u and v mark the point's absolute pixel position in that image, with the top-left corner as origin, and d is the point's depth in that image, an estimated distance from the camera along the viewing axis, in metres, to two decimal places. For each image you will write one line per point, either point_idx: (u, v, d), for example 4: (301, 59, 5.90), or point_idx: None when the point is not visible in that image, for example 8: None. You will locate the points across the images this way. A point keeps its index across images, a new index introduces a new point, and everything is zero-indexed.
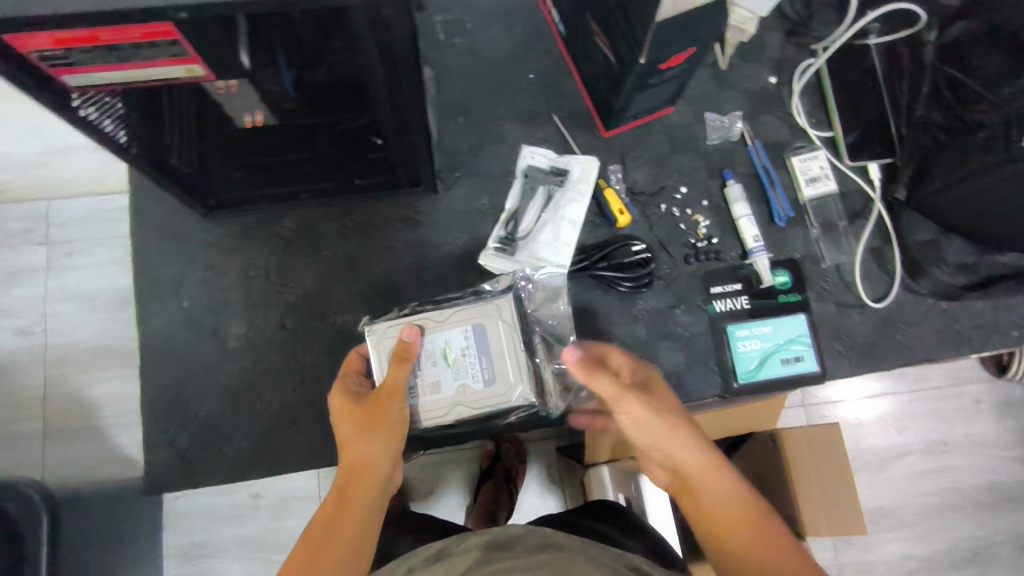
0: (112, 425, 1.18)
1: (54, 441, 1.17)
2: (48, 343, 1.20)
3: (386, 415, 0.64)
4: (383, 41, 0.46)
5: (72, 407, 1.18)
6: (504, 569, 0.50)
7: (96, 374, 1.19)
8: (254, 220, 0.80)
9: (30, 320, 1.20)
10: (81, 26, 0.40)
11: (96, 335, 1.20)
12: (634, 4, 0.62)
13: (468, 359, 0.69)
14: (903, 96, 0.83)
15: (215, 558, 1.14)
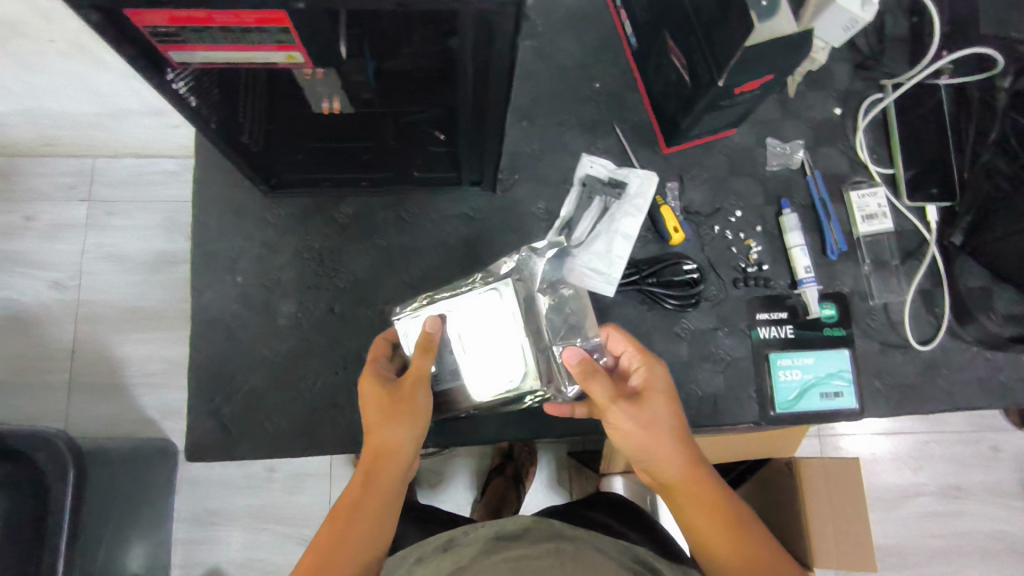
0: (136, 385, 1.20)
1: (77, 394, 1.18)
2: (82, 298, 1.22)
3: (411, 403, 0.62)
4: (485, 46, 0.47)
5: (98, 363, 1.20)
6: (512, 558, 0.50)
7: (125, 334, 1.21)
8: (314, 202, 0.81)
9: (67, 274, 1.22)
10: (201, 7, 0.41)
11: (129, 295, 1.22)
12: (720, 27, 0.62)
13: (477, 345, 0.67)
14: (968, 140, 0.84)
15: (224, 526, 1.15)
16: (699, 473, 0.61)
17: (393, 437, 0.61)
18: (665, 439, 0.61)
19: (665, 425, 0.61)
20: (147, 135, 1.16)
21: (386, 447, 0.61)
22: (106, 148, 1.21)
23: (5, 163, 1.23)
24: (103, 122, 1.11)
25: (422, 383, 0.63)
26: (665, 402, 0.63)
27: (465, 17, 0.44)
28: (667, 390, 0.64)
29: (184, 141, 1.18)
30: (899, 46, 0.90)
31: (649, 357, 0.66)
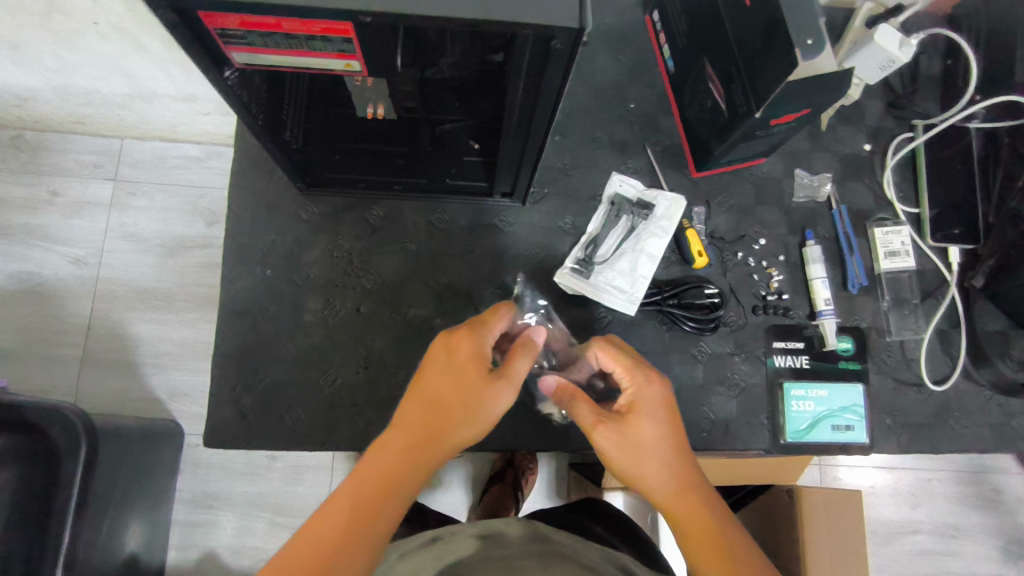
0: (148, 365, 1.21)
1: (89, 371, 1.20)
2: (101, 276, 1.24)
3: (489, 411, 0.55)
4: (538, 71, 0.49)
5: (112, 341, 1.22)
6: (498, 558, 0.53)
7: (139, 314, 1.23)
8: (347, 202, 0.83)
9: (88, 251, 1.24)
10: (273, 15, 0.42)
11: (147, 276, 1.24)
12: (764, 61, 0.64)
13: None
14: (995, 184, 0.85)
15: (223, 511, 1.16)
16: (687, 494, 0.56)
17: (451, 442, 0.53)
18: (648, 462, 0.57)
19: (649, 446, 0.57)
20: (175, 119, 1.18)
21: (437, 441, 0.53)
22: (136, 129, 1.23)
23: (36, 138, 1.25)
24: (136, 103, 1.13)
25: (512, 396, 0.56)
26: (651, 420, 0.58)
27: (523, 43, 0.45)
28: (655, 404, 0.59)
29: (213, 127, 1.20)
30: (932, 87, 0.91)
31: (638, 374, 0.61)
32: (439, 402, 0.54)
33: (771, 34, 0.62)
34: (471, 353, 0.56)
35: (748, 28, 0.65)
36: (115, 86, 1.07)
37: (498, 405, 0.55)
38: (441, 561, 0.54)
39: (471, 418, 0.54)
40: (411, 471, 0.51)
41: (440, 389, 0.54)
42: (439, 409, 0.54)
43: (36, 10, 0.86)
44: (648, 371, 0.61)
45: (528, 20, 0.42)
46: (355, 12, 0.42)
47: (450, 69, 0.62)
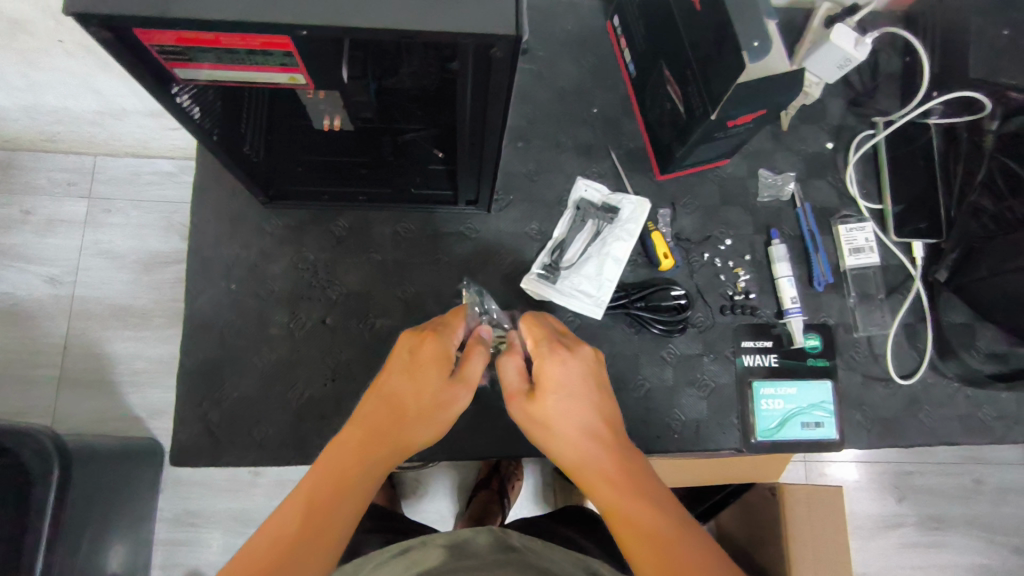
0: (125, 383, 1.20)
1: (67, 391, 1.19)
2: (76, 295, 1.22)
3: (446, 413, 0.57)
4: (485, 80, 0.49)
5: (89, 360, 1.20)
6: (459, 568, 0.52)
7: (115, 331, 1.22)
8: (311, 214, 0.82)
9: (62, 270, 1.23)
10: (209, 30, 0.42)
11: (122, 294, 1.23)
12: (716, 63, 0.64)
13: None
14: (955, 179, 0.86)
15: (204, 528, 1.15)
16: (597, 461, 0.56)
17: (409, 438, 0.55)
18: (557, 433, 0.58)
19: (554, 418, 0.58)
20: (145, 135, 1.17)
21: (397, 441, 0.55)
22: (107, 146, 1.22)
23: (6, 157, 1.24)
24: (105, 120, 1.12)
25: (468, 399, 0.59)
26: (557, 394, 0.59)
27: (465, 53, 0.46)
28: (558, 377, 0.60)
29: (183, 142, 1.19)
30: (891, 84, 0.92)
31: (540, 352, 0.62)
32: (401, 403, 0.56)
33: (721, 37, 0.63)
34: (435, 356, 0.58)
35: (701, 31, 0.66)
36: (83, 103, 1.06)
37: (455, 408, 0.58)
38: (407, 572, 0.54)
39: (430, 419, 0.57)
40: (368, 466, 0.53)
41: (400, 390, 0.57)
42: (399, 408, 0.56)
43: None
44: (556, 346, 0.62)
45: (465, 28, 0.42)
46: (289, 26, 0.42)
47: (408, 78, 0.62)
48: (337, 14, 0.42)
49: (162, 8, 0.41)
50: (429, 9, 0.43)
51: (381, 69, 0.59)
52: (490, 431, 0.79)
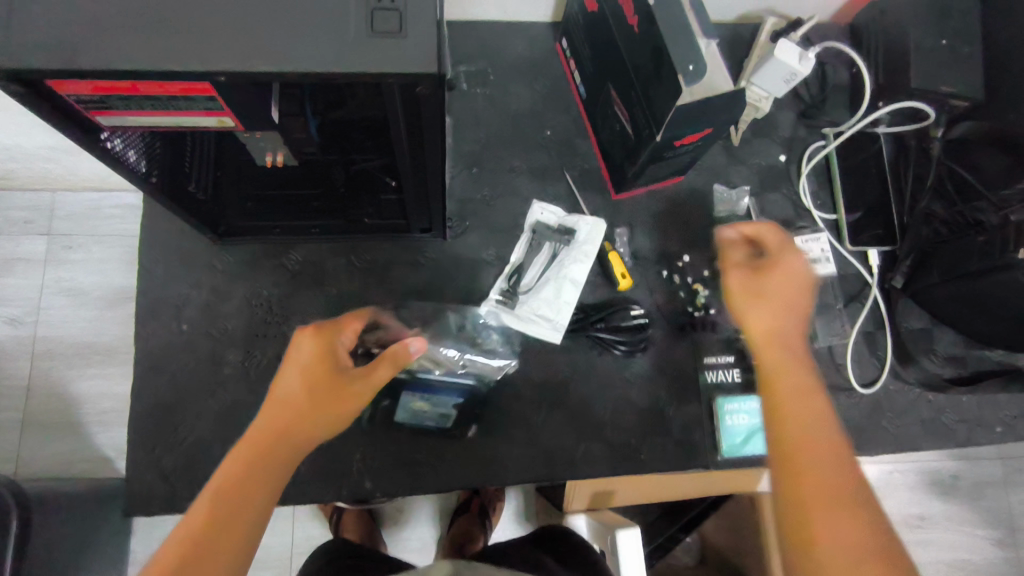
0: (93, 423, 1.18)
1: (33, 434, 1.17)
2: (38, 335, 1.20)
3: (347, 401, 0.57)
4: (415, 113, 0.48)
5: (55, 400, 1.18)
6: None
7: (81, 370, 1.19)
8: (262, 250, 0.81)
9: (23, 310, 1.20)
10: (123, 79, 0.41)
11: (87, 332, 1.20)
12: (656, 85, 0.64)
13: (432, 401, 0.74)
14: (908, 185, 0.88)
15: None
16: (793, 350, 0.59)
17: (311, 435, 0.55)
18: (782, 308, 0.62)
19: (791, 299, 0.62)
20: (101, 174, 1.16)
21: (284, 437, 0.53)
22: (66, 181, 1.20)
23: None
24: (60, 156, 1.10)
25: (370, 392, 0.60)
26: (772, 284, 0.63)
27: (390, 90, 0.45)
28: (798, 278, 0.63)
29: None
30: (840, 95, 0.93)
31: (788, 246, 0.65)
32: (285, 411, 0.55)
33: (658, 60, 0.63)
34: (318, 353, 0.59)
35: (640, 54, 0.66)
36: (35, 139, 1.04)
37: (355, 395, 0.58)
38: None
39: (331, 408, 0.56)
40: (272, 468, 0.51)
41: (293, 380, 0.57)
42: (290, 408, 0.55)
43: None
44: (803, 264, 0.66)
45: (388, 69, 0.42)
46: (205, 73, 0.41)
47: (353, 110, 0.61)
48: (252, 60, 0.41)
49: (72, 61, 0.40)
50: (348, 49, 0.42)
51: (325, 102, 0.58)
52: (453, 463, 0.77)
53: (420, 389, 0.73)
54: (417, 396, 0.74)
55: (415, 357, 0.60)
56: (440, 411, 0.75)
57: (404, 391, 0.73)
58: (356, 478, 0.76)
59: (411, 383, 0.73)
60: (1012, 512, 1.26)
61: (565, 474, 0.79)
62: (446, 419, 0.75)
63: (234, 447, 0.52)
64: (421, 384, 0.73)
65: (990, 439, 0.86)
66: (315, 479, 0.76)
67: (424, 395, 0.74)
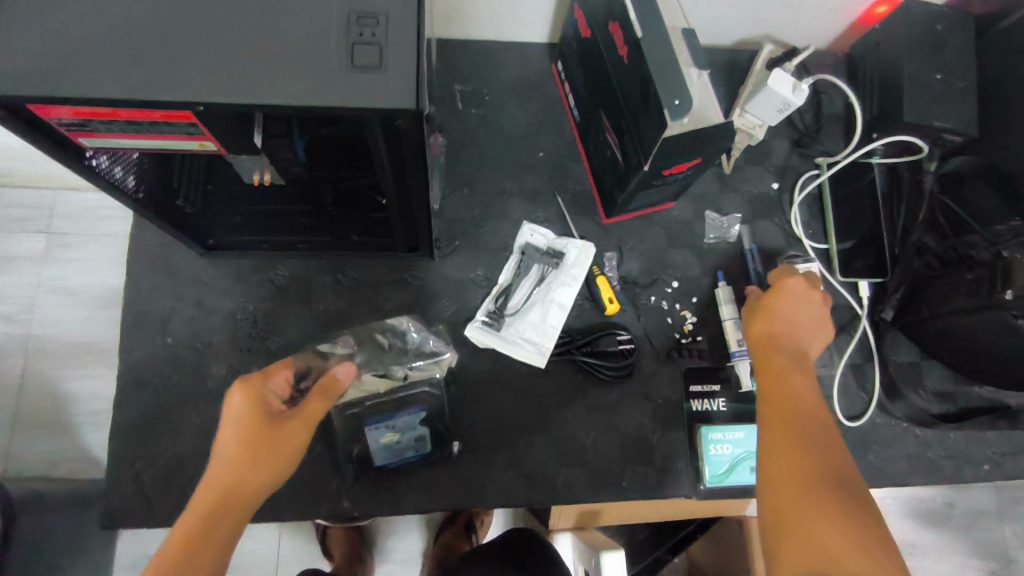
0: (83, 423, 1.18)
1: (21, 434, 1.17)
2: (31, 334, 1.20)
3: (282, 453, 0.55)
4: (396, 144, 0.48)
5: (47, 397, 1.18)
6: None
7: (72, 370, 1.19)
8: (250, 264, 0.81)
9: (16, 308, 1.21)
10: (103, 105, 0.42)
11: (79, 332, 1.20)
12: (644, 116, 0.64)
13: (400, 433, 0.76)
14: (900, 216, 0.88)
15: None
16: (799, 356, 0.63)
17: (251, 491, 0.53)
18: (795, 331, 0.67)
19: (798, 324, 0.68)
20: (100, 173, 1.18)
21: (231, 495, 0.52)
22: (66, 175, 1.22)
23: None
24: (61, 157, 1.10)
25: (308, 433, 0.58)
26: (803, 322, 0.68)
27: (370, 122, 0.45)
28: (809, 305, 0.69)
29: None
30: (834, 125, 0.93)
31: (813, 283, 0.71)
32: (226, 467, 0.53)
33: (645, 92, 0.63)
34: (246, 407, 0.56)
35: (630, 84, 0.66)
36: None
37: (293, 443, 0.56)
38: None
39: (268, 459, 0.54)
40: (219, 525, 0.51)
41: (228, 437, 0.55)
42: (224, 470, 0.53)
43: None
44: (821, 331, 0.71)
45: (366, 103, 0.42)
46: (186, 102, 0.41)
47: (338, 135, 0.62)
48: (231, 90, 0.42)
49: (53, 87, 0.40)
50: (326, 81, 0.42)
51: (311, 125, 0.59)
52: (432, 485, 0.77)
53: (378, 421, 0.76)
54: (382, 430, 0.76)
55: (344, 382, 0.62)
56: (413, 435, 0.76)
57: (366, 429, 0.75)
58: (335, 497, 0.76)
59: (369, 419, 0.76)
60: (1002, 545, 1.25)
61: (546, 499, 0.78)
62: (423, 442, 0.76)
63: (183, 512, 0.51)
64: (378, 416, 0.76)
65: (977, 476, 0.86)
66: (295, 497, 0.75)
67: (387, 425, 0.76)
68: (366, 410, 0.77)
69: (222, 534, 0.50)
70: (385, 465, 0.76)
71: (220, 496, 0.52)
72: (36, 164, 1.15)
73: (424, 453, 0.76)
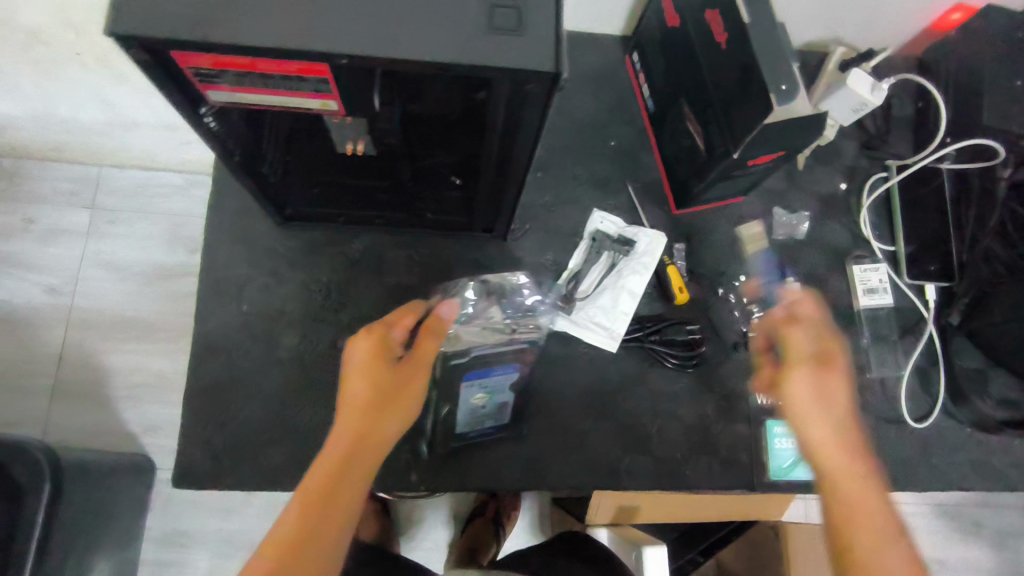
0: (122, 399, 1.29)
1: (59, 403, 1.27)
2: (74, 305, 1.31)
3: (402, 402, 0.60)
4: (516, 109, 0.49)
5: (83, 372, 1.29)
6: None
7: (113, 344, 1.31)
8: (324, 236, 0.81)
9: (62, 280, 1.32)
10: (245, 54, 0.42)
11: (120, 306, 1.32)
12: (738, 104, 0.64)
13: (489, 402, 0.73)
14: (968, 224, 0.85)
15: (190, 549, 1.26)
16: (843, 448, 0.60)
17: (380, 435, 0.59)
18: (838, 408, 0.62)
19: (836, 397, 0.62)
20: (159, 144, 1.24)
21: (364, 436, 0.58)
22: (127, 144, 1.26)
23: (13, 165, 1.33)
24: (114, 131, 1.21)
25: (423, 378, 0.62)
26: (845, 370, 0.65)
27: (501, 85, 0.46)
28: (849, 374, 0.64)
29: (188, 157, 1.30)
30: (905, 128, 0.92)
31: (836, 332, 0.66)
32: (359, 409, 0.59)
33: (747, 80, 0.62)
34: (371, 354, 0.61)
35: (725, 73, 0.66)
36: (92, 113, 1.14)
37: (411, 391, 0.61)
38: None
39: (393, 407, 0.60)
40: (355, 471, 0.57)
41: (358, 384, 0.60)
42: (354, 416, 0.59)
43: (9, 40, 0.91)
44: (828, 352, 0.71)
45: (503, 64, 0.42)
46: (328, 54, 0.42)
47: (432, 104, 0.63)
48: (372, 44, 0.42)
49: (202, 33, 0.41)
50: (465, 40, 0.43)
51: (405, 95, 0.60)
52: (497, 462, 0.77)
53: (474, 377, 0.70)
54: (475, 390, 0.71)
55: (448, 320, 0.64)
56: (498, 401, 0.74)
57: (461, 386, 0.70)
58: (402, 471, 0.76)
59: (466, 372, 0.69)
60: None
61: (609, 484, 0.78)
62: (502, 414, 0.76)
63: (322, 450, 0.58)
64: (477, 371, 0.69)
65: None
66: None
67: (480, 384, 0.71)
68: (472, 360, 0.69)
69: (359, 477, 0.57)
70: (466, 436, 0.76)
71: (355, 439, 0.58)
72: (83, 137, 1.23)
73: (502, 424, 0.77)
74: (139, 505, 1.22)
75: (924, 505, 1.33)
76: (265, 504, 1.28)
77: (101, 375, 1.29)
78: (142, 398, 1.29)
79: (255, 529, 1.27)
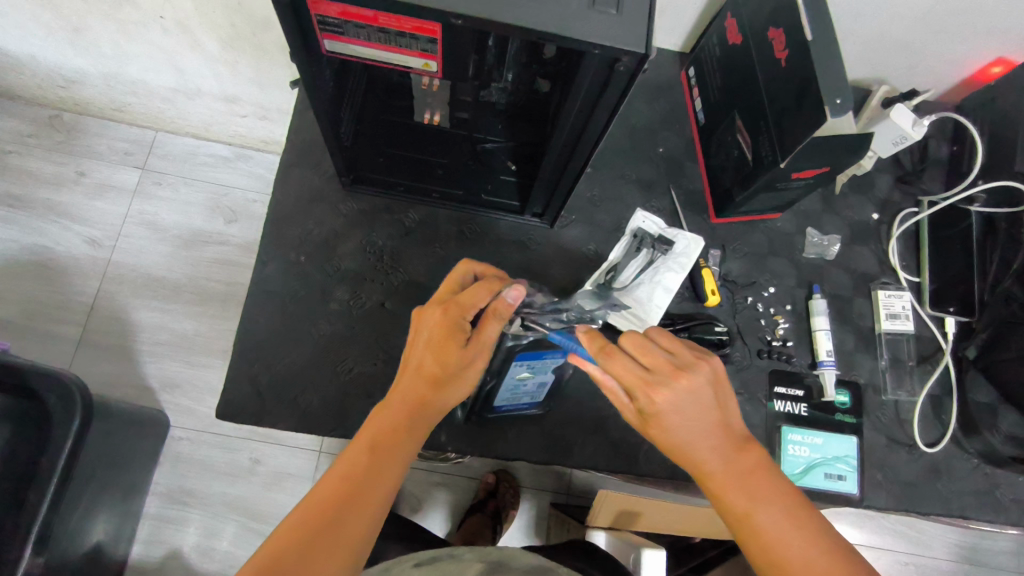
0: (145, 353, 1.32)
1: (86, 351, 1.31)
2: (112, 259, 1.36)
3: (464, 378, 0.62)
4: (598, 89, 0.55)
5: (112, 325, 1.33)
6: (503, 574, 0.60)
7: (144, 301, 1.35)
8: (383, 204, 0.86)
9: (104, 234, 1.37)
10: (372, 7, 0.48)
11: (157, 265, 1.37)
12: (790, 116, 0.70)
13: (532, 380, 0.75)
14: (992, 266, 0.88)
15: (194, 507, 1.27)
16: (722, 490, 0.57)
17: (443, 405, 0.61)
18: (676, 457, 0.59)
19: (668, 448, 0.59)
20: (216, 115, 1.31)
21: (429, 403, 0.60)
22: (186, 112, 1.32)
23: (73, 120, 1.40)
24: (177, 97, 1.27)
25: (484, 359, 0.63)
26: (678, 424, 0.57)
27: (591, 61, 0.52)
28: (654, 410, 0.57)
29: (241, 128, 1.35)
30: (938, 168, 0.97)
31: (627, 377, 0.58)
32: (426, 376, 0.60)
33: (803, 91, 0.67)
34: (445, 329, 0.60)
35: (780, 87, 0.71)
36: (161, 78, 1.20)
37: (475, 368, 0.62)
38: None
39: (455, 382, 0.61)
40: (415, 432, 0.60)
41: (427, 356, 0.61)
42: (420, 383, 0.60)
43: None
44: (704, 357, 0.59)
45: (599, 38, 0.48)
46: (447, 14, 0.48)
47: (498, 93, 0.73)
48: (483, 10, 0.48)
49: None
50: (568, 18, 0.49)
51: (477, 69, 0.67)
52: (523, 435, 0.81)
53: (525, 358, 0.71)
54: (523, 368, 0.72)
55: (513, 305, 0.61)
56: (539, 379, 0.76)
57: (512, 363, 0.71)
58: (433, 430, 0.79)
59: (520, 352, 0.71)
60: None
61: (627, 469, 0.81)
62: (538, 392, 0.78)
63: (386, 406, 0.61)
64: (530, 353, 0.71)
65: None
66: None
67: (528, 365, 0.72)
68: (526, 345, 0.69)
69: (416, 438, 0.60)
70: (501, 408, 0.79)
71: (417, 404, 0.60)
72: (147, 100, 1.30)
73: (536, 403, 0.80)
74: (150, 457, 1.25)
75: (918, 554, 1.34)
76: (271, 472, 1.30)
77: (129, 329, 1.33)
78: (166, 355, 1.33)
79: (258, 496, 1.29)
